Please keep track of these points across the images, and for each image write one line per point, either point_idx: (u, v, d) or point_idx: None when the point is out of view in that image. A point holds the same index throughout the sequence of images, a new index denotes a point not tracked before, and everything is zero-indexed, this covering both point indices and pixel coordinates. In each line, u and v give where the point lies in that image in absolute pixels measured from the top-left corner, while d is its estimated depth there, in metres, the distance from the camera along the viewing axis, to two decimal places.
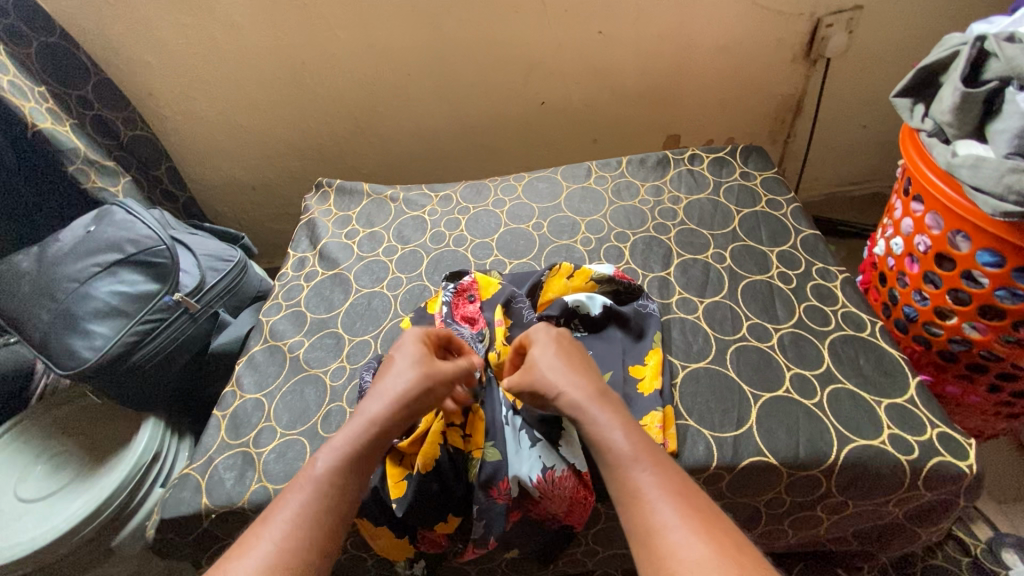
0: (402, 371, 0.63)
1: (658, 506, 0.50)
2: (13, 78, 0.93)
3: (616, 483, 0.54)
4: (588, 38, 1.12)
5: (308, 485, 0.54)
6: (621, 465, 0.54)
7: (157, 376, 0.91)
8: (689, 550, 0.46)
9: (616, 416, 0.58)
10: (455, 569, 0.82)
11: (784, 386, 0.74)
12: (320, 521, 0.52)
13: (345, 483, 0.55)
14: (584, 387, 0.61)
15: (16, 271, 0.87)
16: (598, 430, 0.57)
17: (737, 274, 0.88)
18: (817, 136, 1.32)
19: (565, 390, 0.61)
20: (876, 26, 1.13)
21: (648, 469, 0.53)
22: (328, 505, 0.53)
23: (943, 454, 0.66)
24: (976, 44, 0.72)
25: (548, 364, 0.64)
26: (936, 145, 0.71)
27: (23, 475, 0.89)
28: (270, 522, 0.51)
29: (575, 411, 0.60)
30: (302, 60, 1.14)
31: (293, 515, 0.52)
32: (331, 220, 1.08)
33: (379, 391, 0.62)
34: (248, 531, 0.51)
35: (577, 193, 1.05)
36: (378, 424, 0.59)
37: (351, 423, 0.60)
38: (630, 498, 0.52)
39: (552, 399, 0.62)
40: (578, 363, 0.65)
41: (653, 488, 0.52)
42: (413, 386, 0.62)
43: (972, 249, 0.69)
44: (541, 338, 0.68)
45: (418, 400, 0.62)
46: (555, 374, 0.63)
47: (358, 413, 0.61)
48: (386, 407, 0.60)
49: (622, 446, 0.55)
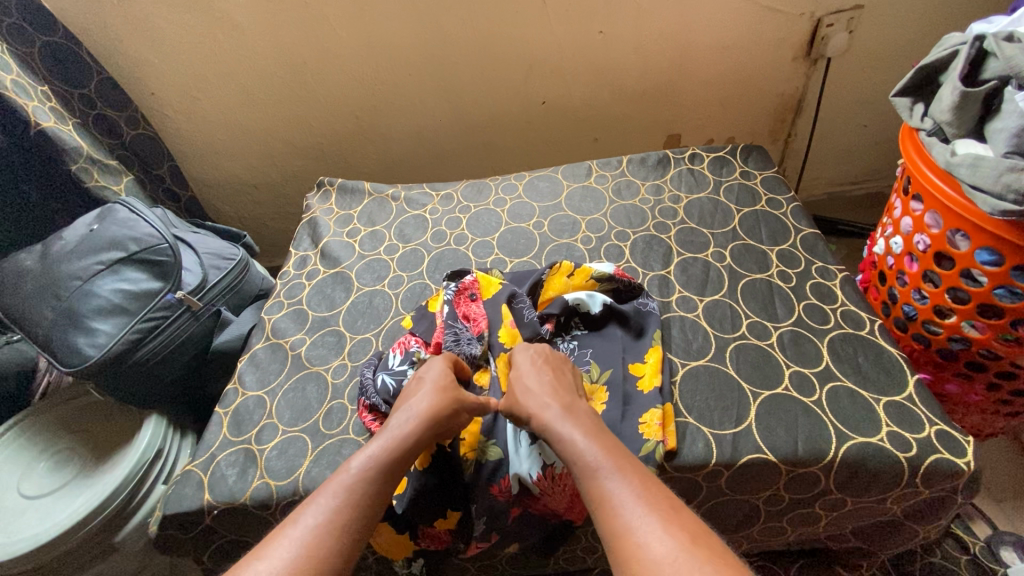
0: (430, 392, 0.67)
1: (622, 510, 0.51)
2: (16, 77, 0.94)
3: (586, 492, 0.55)
4: (588, 38, 1.13)
5: (340, 491, 0.55)
6: (589, 474, 0.56)
7: (159, 374, 0.91)
8: (652, 551, 0.46)
9: (580, 427, 0.61)
10: (455, 566, 0.82)
11: (783, 383, 0.74)
12: (349, 528, 0.53)
13: (374, 492, 0.56)
14: (554, 403, 0.64)
15: (18, 269, 0.88)
16: (566, 443, 0.60)
17: (736, 272, 0.88)
18: (817, 136, 1.33)
19: (535, 407, 0.64)
20: (876, 26, 1.14)
21: (613, 475, 0.54)
22: (357, 512, 0.54)
23: (941, 452, 0.66)
24: (975, 43, 0.72)
25: (522, 384, 0.68)
26: (936, 144, 0.71)
27: (27, 472, 0.89)
28: (301, 521, 0.52)
29: (545, 429, 0.63)
30: (304, 60, 1.14)
31: (324, 518, 0.53)
32: (333, 219, 1.09)
33: (408, 410, 0.65)
34: (278, 530, 0.52)
35: (577, 192, 1.05)
36: (406, 439, 0.62)
37: (382, 436, 0.62)
38: (597, 505, 0.53)
39: (525, 420, 0.66)
40: (552, 379, 0.68)
41: (618, 492, 0.52)
42: (442, 406, 0.65)
43: (971, 248, 0.70)
44: (519, 360, 0.72)
45: (444, 421, 0.65)
46: (528, 392, 0.67)
47: (387, 429, 0.63)
48: (415, 423, 0.63)
49: (587, 456, 0.57)
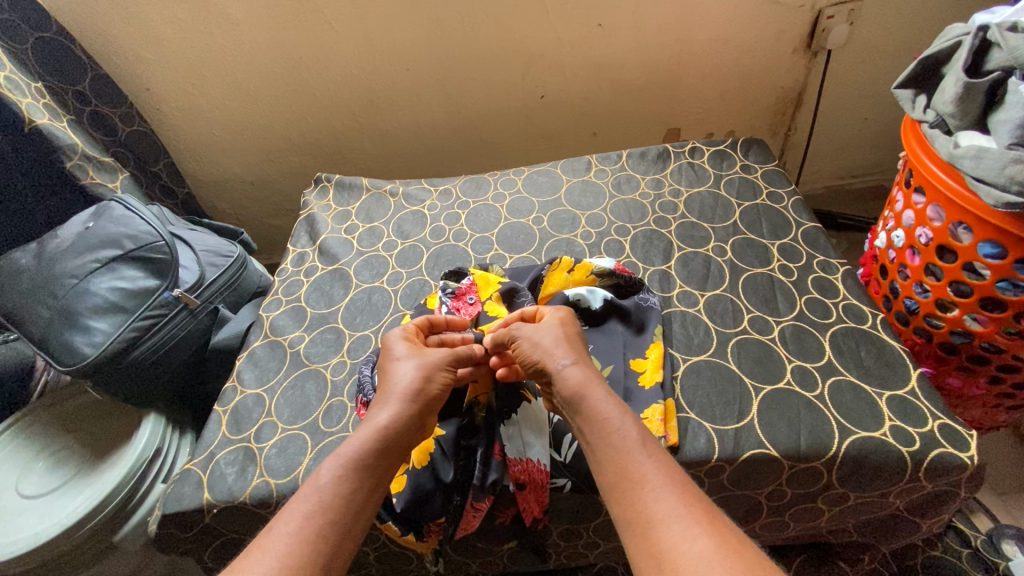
0: (402, 375, 0.64)
1: (660, 495, 0.51)
2: (10, 74, 0.93)
3: (617, 467, 0.54)
4: (588, 30, 1.12)
5: (312, 496, 0.53)
6: (626, 448, 0.54)
7: (156, 372, 0.90)
8: (691, 543, 0.46)
9: (617, 402, 0.59)
10: (456, 563, 0.82)
11: (785, 378, 0.74)
12: (325, 535, 0.50)
13: (349, 493, 0.54)
14: (588, 370, 0.62)
15: (14, 268, 0.87)
16: (603, 410, 0.58)
17: (737, 267, 0.88)
18: (817, 129, 1.32)
19: (571, 364, 0.62)
20: (877, 18, 1.13)
21: (651, 456, 0.54)
22: (333, 516, 0.52)
23: (944, 446, 0.66)
24: (979, 34, 0.71)
25: (556, 340, 0.66)
26: (939, 137, 0.71)
27: (24, 472, 0.88)
28: (274, 533, 0.50)
29: (578, 389, 0.60)
30: (300, 56, 1.13)
31: (297, 527, 0.50)
32: (331, 215, 1.08)
33: (383, 399, 0.62)
34: (253, 541, 0.51)
35: (577, 186, 1.05)
36: (384, 431, 0.59)
37: (358, 431, 0.59)
38: (630, 485, 0.52)
39: (557, 370, 0.62)
40: (582, 347, 0.67)
41: (656, 475, 0.52)
42: (416, 385, 0.63)
43: (974, 241, 0.69)
44: (555, 315, 0.71)
45: (421, 403, 0.62)
46: (564, 350, 0.64)
47: (363, 423, 0.60)
48: (391, 414, 0.60)
49: (629, 430, 0.56)
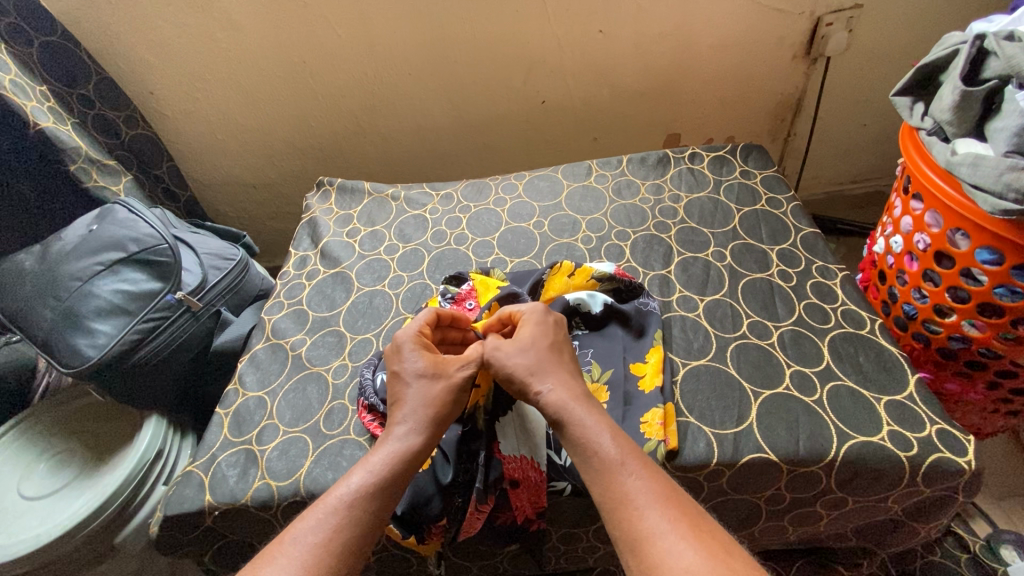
0: (428, 393, 0.64)
1: (645, 513, 0.51)
2: (14, 77, 0.94)
3: (603, 488, 0.54)
4: (589, 37, 1.13)
5: (338, 508, 0.54)
6: (608, 470, 0.55)
7: (159, 374, 0.91)
8: (680, 557, 0.47)
9: (603, 420, 0.59)
10: (456, 564, 0.82)
11: (784, 383, 0.74)
12: (350, 549, 0.52)
13: (376, 508, 0.55)
14: (570, 390, 0.62)
15: (18, 270, 0.88)
16: (584, 431, 0.58)
17: (737, 272, 0.88)
18: (816, 135, 1.33)
19: (551, 389, 0.62)
20: (876, 26, 1.14)
21: (635, 474, 0.54)
22: (360, 530, 0.53)
23: (943, 450, 0.66)
24: (976, 42, 0.72)
25: (537, 360, 0.65)
26: (936, 144, 0.71)
27: (26, 473, 0.89)
28: (298, 542, 0.51)
29: (558, 410, 0.60)
30: (303, 61, 1.14)
31: (324, 538, 0.52)
32: (333, 219, 1.08)
33: (410, 416, 0.62)
34: (275, 547, 0.52)
35: (577, 192, 1.05)
36: (413, 453, 0.60)
37: (386, 447, 0.60)
38: (617, 504, 0.53)
39: (535, 396, 0.62)
40: (564, 360, 0.66)
41: (639, 493, 0.52)
42: (444, 409, 0.63)
43: (971, 247, 0.70)
44: (535, 324, 0.69)
45: (445, 424, 0.63)
46: (542, 374, 0.64)
47: (389, 438, 0.61)
48: (420, 436, 0.61)
49: (609, 450, 0.56)
